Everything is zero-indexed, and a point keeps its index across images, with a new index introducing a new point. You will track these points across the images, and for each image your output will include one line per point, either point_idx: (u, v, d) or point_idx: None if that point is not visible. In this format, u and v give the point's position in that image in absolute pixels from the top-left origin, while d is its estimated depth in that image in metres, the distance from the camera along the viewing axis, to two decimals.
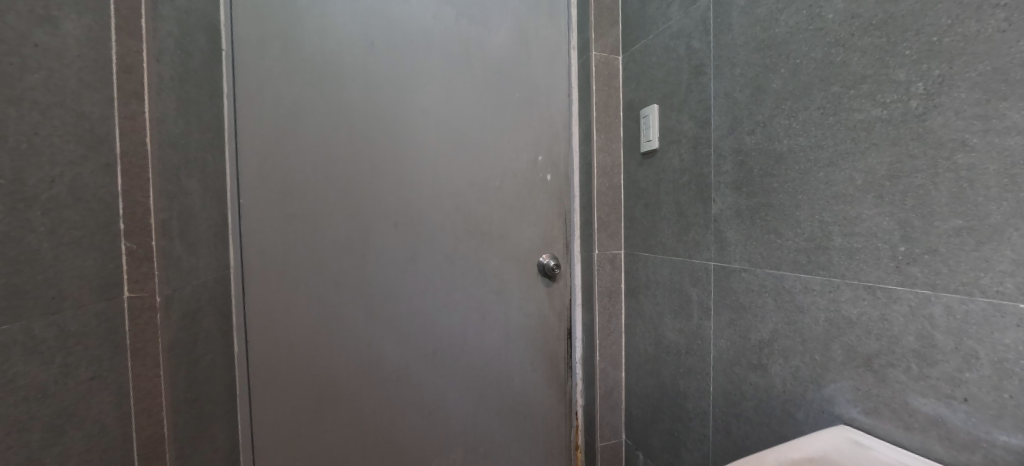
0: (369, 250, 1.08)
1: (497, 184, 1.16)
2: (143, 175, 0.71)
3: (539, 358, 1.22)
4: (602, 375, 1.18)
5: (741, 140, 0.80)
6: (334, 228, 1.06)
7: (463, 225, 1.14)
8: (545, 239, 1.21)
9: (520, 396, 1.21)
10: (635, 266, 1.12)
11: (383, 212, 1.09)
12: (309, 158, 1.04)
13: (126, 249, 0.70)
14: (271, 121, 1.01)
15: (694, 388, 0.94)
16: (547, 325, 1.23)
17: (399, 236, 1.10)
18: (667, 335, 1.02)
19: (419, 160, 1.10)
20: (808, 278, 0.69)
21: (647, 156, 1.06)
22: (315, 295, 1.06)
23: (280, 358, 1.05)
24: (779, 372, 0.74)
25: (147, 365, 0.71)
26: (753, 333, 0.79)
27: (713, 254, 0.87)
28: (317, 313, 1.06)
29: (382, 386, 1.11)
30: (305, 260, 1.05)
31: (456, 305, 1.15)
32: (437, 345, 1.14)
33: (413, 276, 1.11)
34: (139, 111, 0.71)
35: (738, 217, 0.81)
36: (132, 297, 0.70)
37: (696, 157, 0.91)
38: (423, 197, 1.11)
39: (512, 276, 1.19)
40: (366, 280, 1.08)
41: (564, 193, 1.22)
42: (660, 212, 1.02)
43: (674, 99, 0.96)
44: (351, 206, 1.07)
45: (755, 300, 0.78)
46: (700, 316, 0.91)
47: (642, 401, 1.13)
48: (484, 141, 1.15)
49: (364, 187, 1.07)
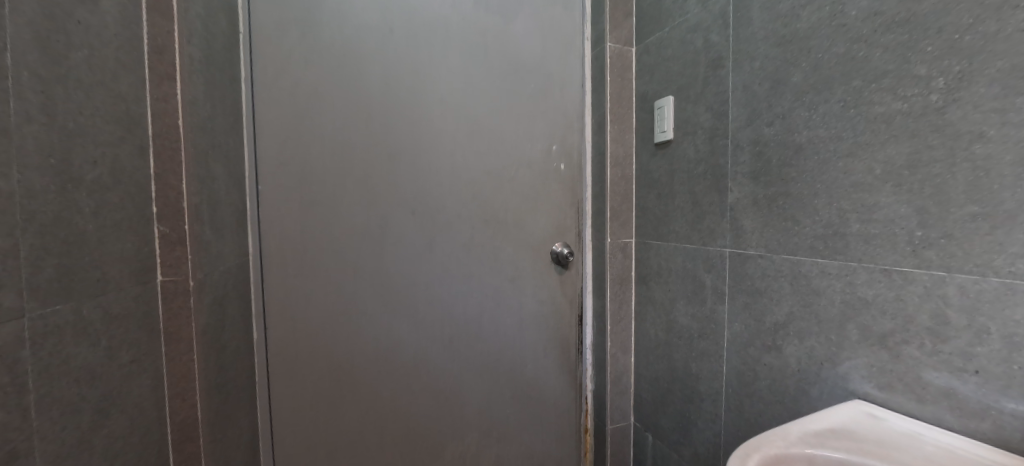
0: (387, 238, 1.09)
1: (512, 173, 1.18)
2: (176, 158, 0.70)
3: (551, 344, 1.25)
4: (613, 360, 1.22)
5: (759, 131, 0.83)
6: (352, 215, 1.07)
7: (479, 213, 1.16)
8: (558, 228, 1.23)
9: (533, 381, 1.24)
10: (646, 254, 1.16)
11: (401, 200, 1.10)
12: (327, 144, 1.04)
13: (159, 233, 0.68)
14: (290, 108, 1.01)
15: (707, 369, 0.99)
16: (558, 313, 1.25)
17: (417, 224, 1.11)
18: (680, 320, 1.06)
19: (437, 149, 1.11)
20: (824, 262, 0.73)
21: (661, 147, 1.09)
22: (333, 282, 1.07)
23: (299, 345, 1.06)
24: (793, 352, 0.79)
25: (181, 349, 0.71)
26: (769, 316, 0.83)
27: (729, 241, 0.91)
28: (335, 299, 1.07)
29: (400, 371, 1.13)
30: (323, 247, 1.06)
31: (471, 292, 1.17)
32: (454, 332, 1.16)
33: (430, 264, 1.13)
34: (172, 93, 0.69)
35: (754, 206, 0.85)
36: (166, 282, 0.69)
37: (712, 147, 0.94)
38: (441, 186, 1.12)
39: (526, 265, 1.21)
40: (385, 267, 1.10)
41: (577, 183, 1.24)
42: (673, 201, 1.05)
43: (690, 91, 1.00)
44: (370, 194, 1.07)
45: (771, 285, 0.82)
46: (714, 300, 0.96)
47: (652, 384, 1.18)
48: (500, 132, 1.17)
49: (382, 175, 1.08)
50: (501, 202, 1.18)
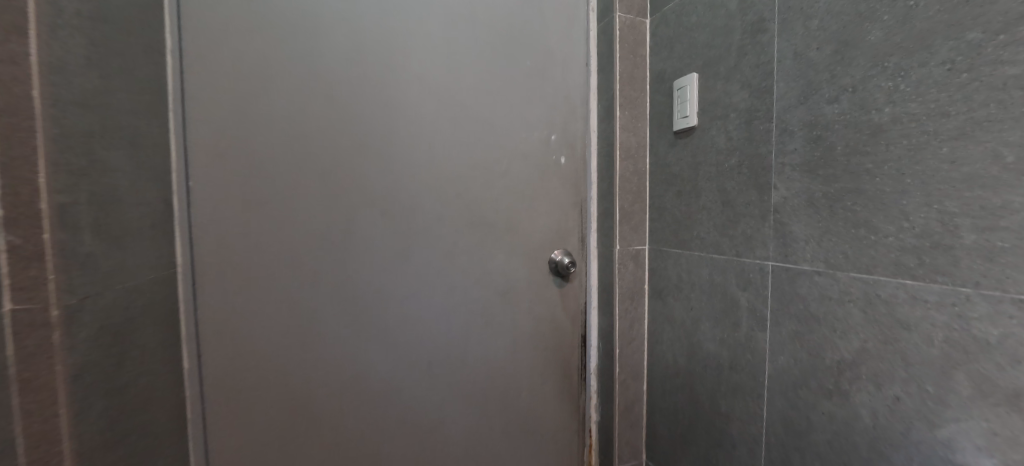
0: (353, 247, 0.89)
1: (503, 166, 0.98)
2: (31, 142, 0.51)
3: (548, 370, 1.06)
4: (623, 388, 1.03)
5: (817, 110, 0.64)
6: (309, 218, 0.86)
7: (466, 216, 0.96)
8: (558, 233, 1.04)
9: (528, 413, 1.05)
10: (662, 264, 0.96)
11: (370, 201, 0.89)
12: (277, 130, 0.83)
13: (6, 244, 0.49)
14: (228, 85, 0.81)
15: (742, 410, 0.80)
16: (557, 333, 1.06)
17: (391, 229, 0.91)
18: (706, 346, 0.87)
19: (414, 138, 0.90)
20: (919, 285, 0.54)
21: (682, 136, 0.89)
22: (286, 301, 0.86)
23: (242, 378, 0.85)
24: (866, 400, 0.61)
25: (42, 402, 0.52)
26: (828, 351, 0.64)
27: (773, 252, 0.72)
28: (288, 323, 0.87)
29: (370, 408, 0.93)
30: (273, 257, 0.85)
31: (455, 309, 0.96)
32: (437, 359, 0.96)
33: (406, 277, 0.92)
34: (22, 53, 0.51)
35: (810, 208, 0.65)
36: (18, 312, 0.50)
37: (749, 134, 0.75)
38: (418, 181, 0.92)
39: (520, 276, 1.01)
40: (350, 282, 0.89)
41: (579, 178, 1.05)
42: (698, 201, 0.86)
43: (719, 66, 0.80)
44: (331, 193, 0.87)
45: (833, 311, 0.63)
46: (751, 325, 0.77)
47: (669, 419, 0.99)
48: (491, 119, 0.96)
49: (347, 169, 0.87)
50: (490, 200, 0.98)
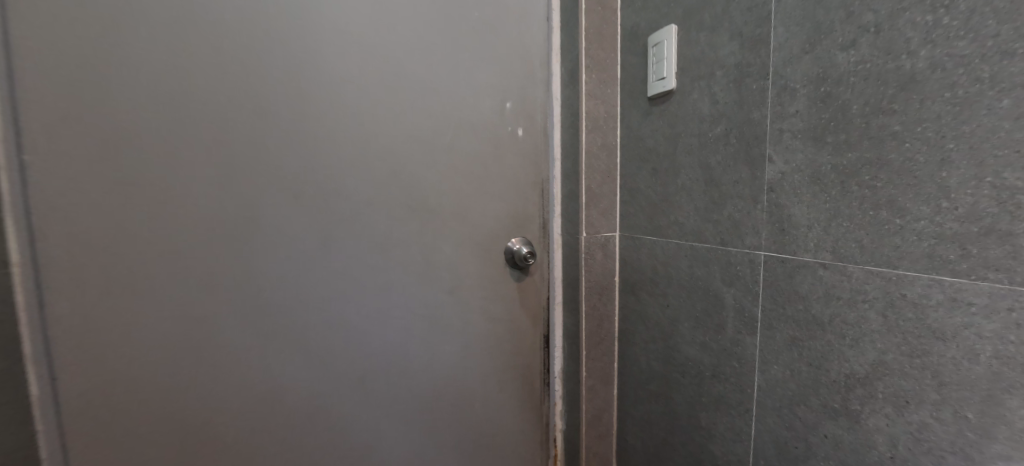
0: (256, 241, 0.69)
1: (450, 139, 0.79)
2: None
3: (505, 379, 0.91)
4: (591, 396, 0.90)
5: (827, 60, 0.51)
6: (196, 204, 0.66)
7: (400, 199, 0.77)
8: (519, 219, 0.87)
9: (485, 428, 0.90)
10: (635, 254, 0.83)
11: (276, 181, 0.69)
12: (148, 86, 0.62)
13: None
14: (64, 15, 0.58)
15: (727, 425, 0.68)
16: (517, 335, 0.90)
17: (305, 218, 0.72)
18: (685, 350, 0.74)
19: (335, 101, 0.71)
20: (962, 284, 0.42)
21: (658, 102, 0.75)
22: (168, 312, 0.66)
23: (108, 414, 0.65)
24: (881, 427, 0.49)
25: None
26: (834, 362, 0.52)
27: (767, 241, 0.59)
28: (172, 339, 0.67)
29: (287, 435, 0.75)
30: (150, 255, 0.65)
31: (391, 312, 0.79)
32: (371, 374, 0.79)
33: (330, 275, 0.74)
34: None
35: (814, 187, 0.53)
36: None
37: (739, 96, 0.61)
38: (342, 158, 0.73)
39: (472, 270, 0.84)
40: (254, 285, 0.70)
41: (540, 153, 0.87)
42: (676, 181, 0.72)
43: (704, 14, 0.65)
44: (222, 172, 0.67)
45: (842, 313, 0.51)
46: (738, 327, 0.64)
47: (643, 432, 0.86)
48: (433, 79, 0.77)
49: (245, 140, 0.67)
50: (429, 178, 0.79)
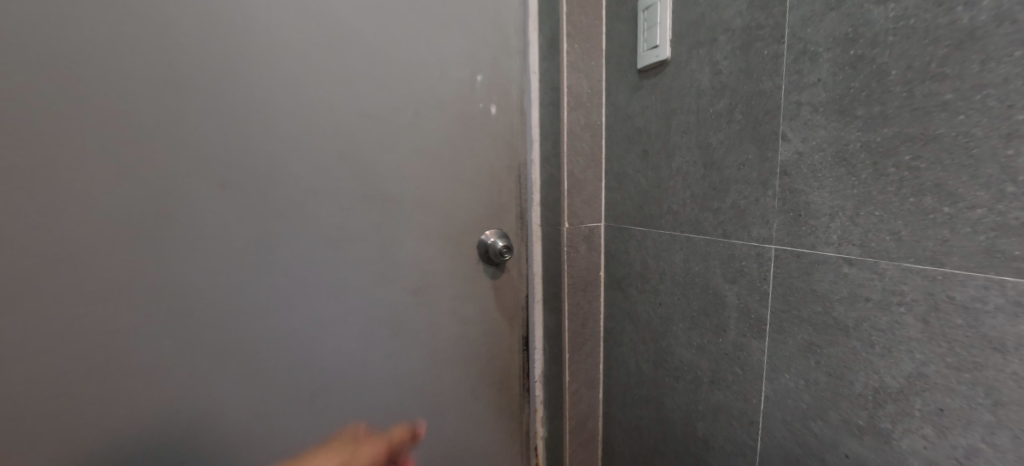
0: (159, 247, 0.52)
1: (414, 114, 0.66)
2: None
3: (481, 388, 0.80)
4: (575, 401, 0.82)
5: (857, 18, 0.42)
6: (70, 196, 0.48)
7: (354, 187, 0.63)
8: (493, 207, 0.75)
9: (461, 444, 0.80)
10: (622, 246, 0.75)
11: (186, 167, 0.53)
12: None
13: None
14: None
15: (727, 437, 0.61)
16: (494, 339, 0.80)
17: (225, 215, 0.55)
18: (679, 353, 0.67)
19: (263, 64, 0.55)
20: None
21: (647, 75, 0.66)
22: (30, 347, 0.48)
23: None
24: (918, 448, 0.43)
25: None
26: (859, 373, 0.46)
27: (779, 232, 0.51)
28: (35, 381, 0.49)
29: None
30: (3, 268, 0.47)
31: (349, 321, 0.66)
32: (318, 400, 0.65)
33: (268, 282, 0.59)
34: None
35: (839, 169, 0.45)
36: None
37: (747, 64, 0.52)
38: (276, 137, 0.57)
39: (438, 269, 0.72)
40: (157, 305, 0.53)
41: (515, 131, 0.75)
42: (669, 164, 0.64)
43: None
44: (102, 155, 0.49)
45: (872, 318, 0.44)
46: (741, 330, 0.57)
47: (629, 439, 0.79)
48: (390, 41, 0.63)
49: (133, 112, 0.50)
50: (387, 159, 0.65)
